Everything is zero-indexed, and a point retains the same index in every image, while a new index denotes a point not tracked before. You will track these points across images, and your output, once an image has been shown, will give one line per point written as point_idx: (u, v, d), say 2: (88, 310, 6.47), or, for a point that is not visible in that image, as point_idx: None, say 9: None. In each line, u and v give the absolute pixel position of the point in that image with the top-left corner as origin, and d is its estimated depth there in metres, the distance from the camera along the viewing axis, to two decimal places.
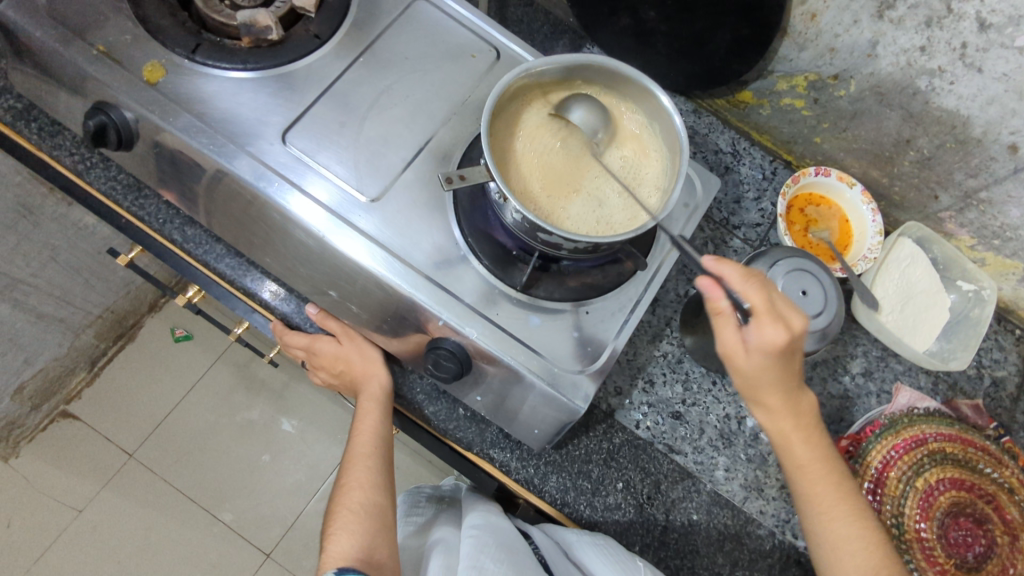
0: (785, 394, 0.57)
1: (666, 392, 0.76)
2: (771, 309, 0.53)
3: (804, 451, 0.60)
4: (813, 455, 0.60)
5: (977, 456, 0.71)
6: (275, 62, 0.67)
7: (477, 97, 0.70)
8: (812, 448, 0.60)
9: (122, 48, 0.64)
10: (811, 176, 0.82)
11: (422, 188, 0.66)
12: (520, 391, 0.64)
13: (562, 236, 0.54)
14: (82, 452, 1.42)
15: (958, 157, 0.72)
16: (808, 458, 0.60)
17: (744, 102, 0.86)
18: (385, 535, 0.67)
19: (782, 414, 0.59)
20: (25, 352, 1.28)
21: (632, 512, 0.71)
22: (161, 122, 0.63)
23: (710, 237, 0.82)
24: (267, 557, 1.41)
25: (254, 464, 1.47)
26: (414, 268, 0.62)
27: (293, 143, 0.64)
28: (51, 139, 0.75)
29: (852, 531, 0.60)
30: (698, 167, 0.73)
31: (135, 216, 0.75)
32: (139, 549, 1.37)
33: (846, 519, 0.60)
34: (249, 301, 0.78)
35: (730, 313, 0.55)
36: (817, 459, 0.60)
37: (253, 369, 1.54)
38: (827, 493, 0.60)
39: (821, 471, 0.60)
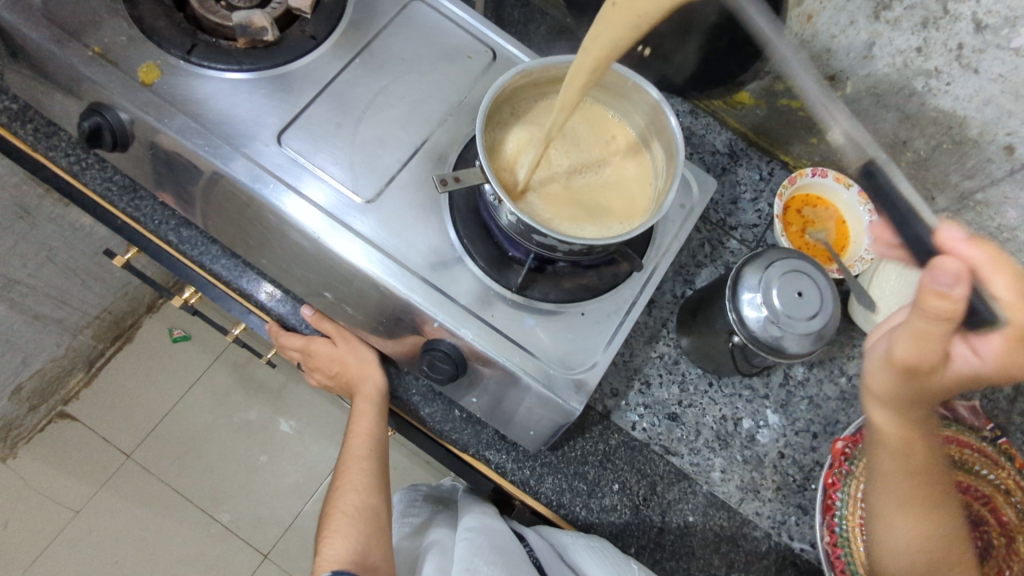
0: (894, 406, 0.58)
1: (662, 394, 0.76)
2: (1008, 341, 0.50)
3: (894, 457, 0.61)
4: (908, 459, 0.61)
5: (973, 458, 0.71)
6: (271, 63, 0.67)
7: (473, 98, 0.70)
8: (903, 456, 0.61)
9: (118, 49, 0.64)
10: (807, 177, 0.82)
11: (418, 189, 0.66)
12: (516, 393, 0.64)
13: (557, 239, 0.54)
14: (80, 453, 1.41)
15: (955, 158, 0.72)
16: (912, 464, 0.61)
17: (741, 103, 0.86)
18: (380, 537, 0.67)
19: (903, 421, 0.59)
20: (23, 352, 1.28)
21: (628, 513, 0.71)
22: (156, 123, 0.63)
23: (707, 238, 0.82)
24: (265, 558, 1.41)
25: (252, 464, 1.47)
26: (410, 269, 0.62)
27: (289, 144, 0.64)
28: (46, 139, 0.74)
29: (921, 539, 0.62)
30: (694, 168, 0.73)
31: (131, 217, 0.75)
32: (137, 549, 1.37)
33: (918, 521, 0.62)
34: (245, 302, 0.78)
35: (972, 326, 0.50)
36: (916, 464, 0.61)
37: (251, 369, 1.54)
38: (916, 499, 0.62)
39: (919, 478, 0.61)
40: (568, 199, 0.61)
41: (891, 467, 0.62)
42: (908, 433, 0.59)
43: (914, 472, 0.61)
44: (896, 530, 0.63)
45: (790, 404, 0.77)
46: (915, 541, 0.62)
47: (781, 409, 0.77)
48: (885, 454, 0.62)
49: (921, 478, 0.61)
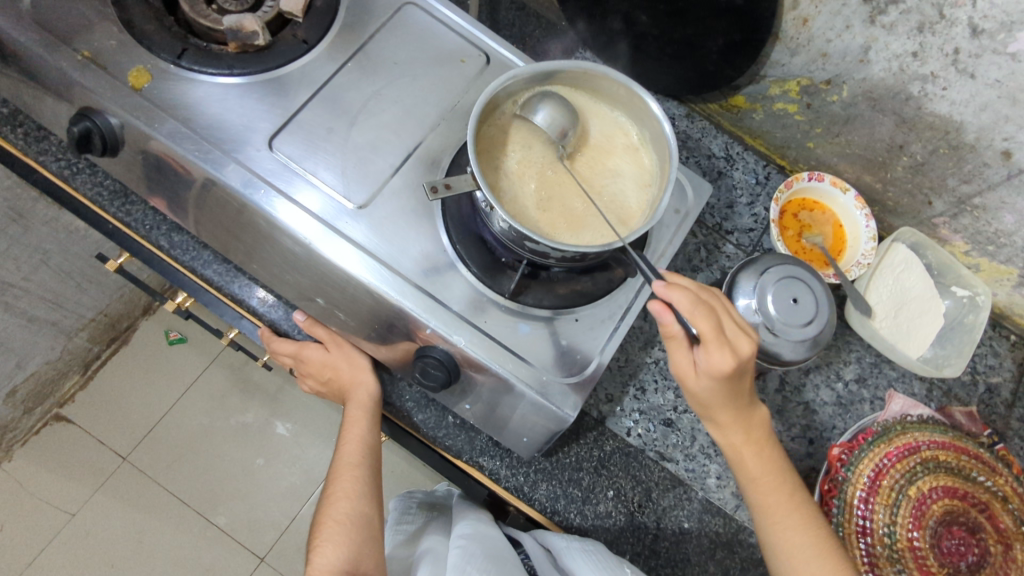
0: (737, 420, 0.62)
1: (657, 399, 0.75)
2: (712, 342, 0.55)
3: (755, 464, 0.63)
4: (771, 469, 0.63)
5: (970, 465, 0.70)
6: (263, 67, 0.66)
7: (466, 103, 0.69)
8: (765, 464, 0.63)
9: (107, 54, 0.63)
10: (804, 182, 0.81)
11: (410, 194, 0.65)
12: (510, 400, 0.64)
13: (549, 245, 0.54)
14: (75, 456, 1.41)
15: (951, 163, 0.72)
16: (759, 469, 0.63)
17: (737, 106, 0.85)
18: (371, 546, 0.66)
19: (732, 429, 0.62)
20: (17, 356, 1.27)
21: (623, 520, 0.71)
22: (147, 128, 0.62)
23: (703, 242, 0.82)
24: (261, 561, 1.41)
25: (248, 467, 1.46)
26: (402, 275, 0.62)
27: (280, 149, 0.64)
28: (37, 144, 0.74)
29: (801, 540, 0.61)
30: (690, 173, 0.72)
31: (122, 222, 0.74)
32: (132, 553, 1.37)
33: (789, 522, 0.62)
34: (238, 307, 0.77)
35: (680, 339, 0.56)
36: (768, 472, 0.63)
37: (247, 372, 1.53)
38: (778, 504, 0.62)
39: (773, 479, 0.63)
40: (562, 206, 0.61)
41: (750, 480, 0.63)
42: (738, 441, 0.62)
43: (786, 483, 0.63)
44: (787, 543, 0.61)
45: (786, 410, 0.77)
46: (808, 548, 0.60)
47: (777, 415, 0.76)
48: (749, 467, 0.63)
49: (774, 480, 0.63)
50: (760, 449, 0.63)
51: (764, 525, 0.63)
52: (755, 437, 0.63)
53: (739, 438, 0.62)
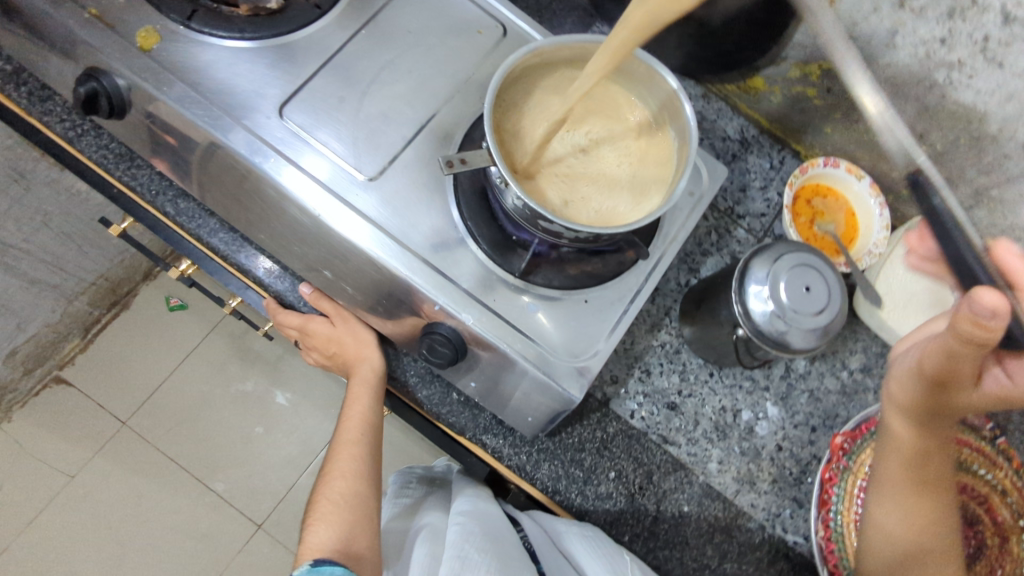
0: (913, 418, 0.63)
1: (662, 383, 0.75)
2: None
3: (913, 463, 0.64)
4: (932, 482, 0.65)
5: (972, 457, 0.71)
6: (274, 31, 0.64)
7: (481, 76, 0.68)
8: (922, 492, 0.65)
9: (115, 12, 0.62)
10: (820, 167, 0.80)
11: (422, 168, 0.64)
12: (513, 377, 0.64)
13: (562, 226, 0.53)
14: (75, 418, 1.41)
15: (971, 154, 0.70)
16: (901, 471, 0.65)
17: (755, 89, 0.84)
18: (365, 525, 0.65)
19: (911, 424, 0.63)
20: (18, 318, 1.27)
21: (623, 501, 0.71)
22: (155, 92, 0.60)
23: (714, 226, 0.81)
24: (258, 528, 1.42)
25: (247, 435, 1.47)
26: (412, 251, 0.61)
27: (291, 118, 0.62)
28: (41, 103, 0.72)
29: (894, 527, 0.66)
30: (706, 155, 0.71)
31: (126, 185, 0.73)
32: (130, 515, 1.38)
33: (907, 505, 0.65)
34: (243, 276, 0.76)
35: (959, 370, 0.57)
36: (930, 473, 0.65)
37: (248, 341, 1.53)
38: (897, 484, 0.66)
39: (908, 457, 0.65)
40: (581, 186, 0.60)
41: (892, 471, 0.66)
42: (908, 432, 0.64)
43: (935, 506, 0.65)
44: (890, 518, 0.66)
45: (791, 396, 0.77)
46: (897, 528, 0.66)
47: (780, 402, 0.76)
48: (894, 456, 0.66)
49: (897, 470, 0.66)
50: (923, 452, 0.64)
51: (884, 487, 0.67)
52: (925, 445, 0.64)
53: (907, 437, 0.64)
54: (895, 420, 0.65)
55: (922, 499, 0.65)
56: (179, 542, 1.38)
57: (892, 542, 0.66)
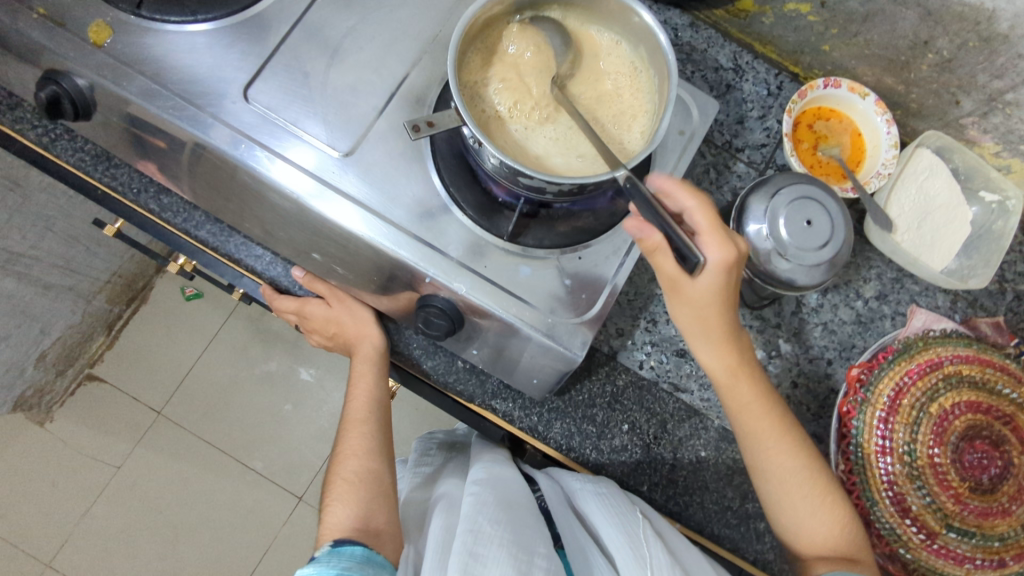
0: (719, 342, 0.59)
1: (670, 330, 0.73)
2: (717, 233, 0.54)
3: (737, 383, 0.61)
4: (761, 411, 0.62)
5: (995, 377, 0.68)
6: (229, 10, 0.62)
7: (449, 32, 0.65)
8: (761, 419, 0.62)
9: (63, 9, 0.60)
10: (820, 89, 0.75)
11: (397, 137, 0.62)
12: (517, 342, 0.62)
13: (545, 179, 0.51)
14: (111, 413, 1.46)
15: (982, 57, 0.66)
16: (743, 399, 0.62)
17: (745, 11, 0.78)
18: (381, 501, 0.66)
19: (724, 353, 0.60)
20: (40, 323, 1.30)
21: (639, 452, 0.71)
22: (116, 88, 0.59)
23: (712, 163, 0.77)
24: (300, 500, 1.47)
25: (277, 414, 1.50)
26: (396, 225, 0.59)
27: (257, 100, 0.60)
28: (11, 111, 0.71)
29: (789, 469, 0.63)
30: (694, 90, 0.68)
31: (108, 186, 0.73)
32: (178, 499, 1.44)
33: (780, 452, 0.63)
34: (236, 266, 0.76)
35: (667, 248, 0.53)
36: (754, 397, 0.62)
37: (267, 321, 1.54)
38: (764, 432, 0.62)
39: (757, 409, 0.62)
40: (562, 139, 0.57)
41: (733, 409, 0.63)
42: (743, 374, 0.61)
43: (789, 433, 0.63)
44: (780, 468, 0.63)
45: (803, 331, 0.75)
46: (800, 472, 0.62)
47: (794, 337, 0.75)
48: (732, 389, 0.62)
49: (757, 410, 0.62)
50: (743, 374, 0.61)
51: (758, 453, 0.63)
52: (732, 366, 0.61)
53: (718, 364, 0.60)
54: (710, 355, 0.60)
55: (766, 428, 0.62)
56: (227, 520, 1.44)
57: (800, 494, 0.63)
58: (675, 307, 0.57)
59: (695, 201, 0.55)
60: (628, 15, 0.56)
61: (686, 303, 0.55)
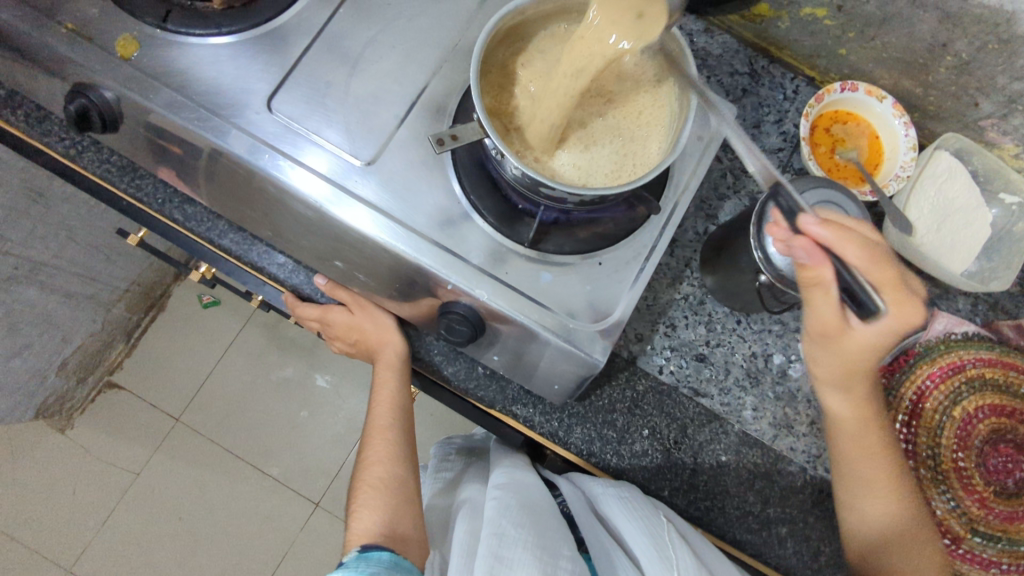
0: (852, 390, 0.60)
1: (689, 335, 0.74)
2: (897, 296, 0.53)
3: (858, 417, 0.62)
4: (878, 447, 0.63)
5: (1019, 380, 0.68)
6: (252, 23, 0.63)
7: (468, 41, 0.65)
8: (876, 459, 0.63)
9: (92, 24, 0.61)
10: (836, 93, 0.75)
11: (419, 146, 0.62)
12: (537, 348, 0.63)
13: (565, 191, 0.51)
14: (131, 420, 1.47)
15: (1001, 59, 0.66)
16: (868, 447, 0.63)
17: (761, 16, 0.78)
18: (406, 507, 0.67)
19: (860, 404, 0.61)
20: (62, 331, 1.32)
21: (659, 457, 0.71)
22: (143, 101, 0.60)
23: (729, 167, 0.78)
24: (317, 506, 1.48)
25: (294, 420, 1.51)
26: (418, 233, 0.60)
27: (280, 110, 0.61)
28: (39, 124, 0.73)
29: (887, 513, 0.63)
30: (711, 96, 0.68)
31: (134, 197, 0.74)
32: (197, 505, 1.45)
33: (886, 497, 0.64)
34: (259, 274, 0.77)
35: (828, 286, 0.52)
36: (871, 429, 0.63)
37: (282, 328, 1.55)
38: (875, 479, 0.63)
39: (875, 459, 0.63)
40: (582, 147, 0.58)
41: (844, 445, 0.64)
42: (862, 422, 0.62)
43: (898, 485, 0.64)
44: (874, 510, 0.64)
45: None
46: (891, 521, 0.63)
47: None
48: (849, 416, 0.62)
49: (875, 459, 0.63)
50: (868, 426, 0.62)
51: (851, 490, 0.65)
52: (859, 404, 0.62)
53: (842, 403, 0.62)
54: (838, 404, 0.62)
55: (879, 474, 0.63)
56: (245, 526, 1.45)
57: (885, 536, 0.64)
58: (816, 351, 0.59)
59: (863, 258, 0.53)
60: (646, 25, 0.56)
61: (839, 351, 0.56)
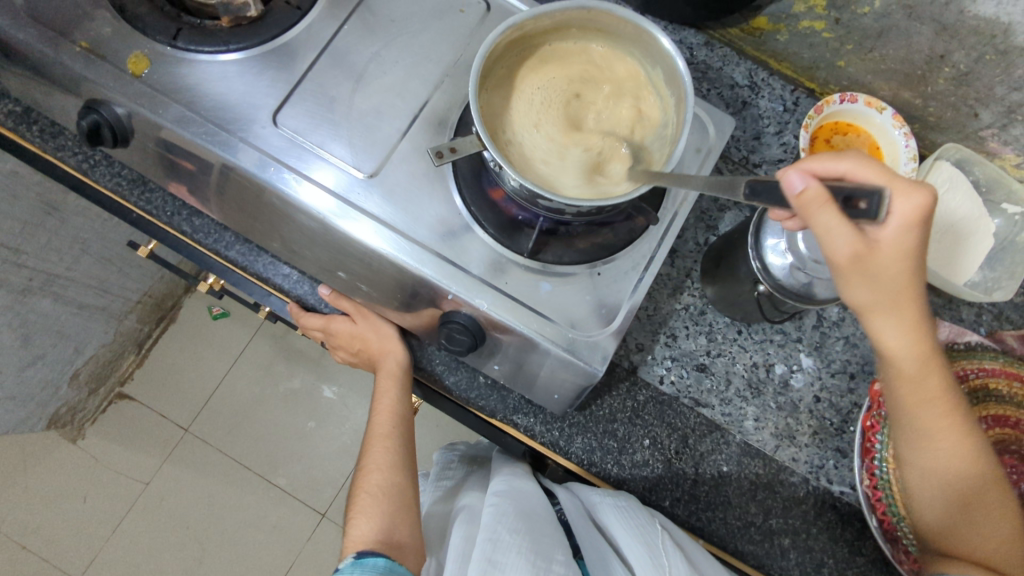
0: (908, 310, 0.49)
1: (689, 345, 0.74)
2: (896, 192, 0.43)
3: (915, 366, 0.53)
4: (940, 402, 0.56)
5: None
6: (259, 40, 0.64)
7: (469, 56, 0.67)
8: (925, 407, 0.56)
9: (104, 42, 0.63)
10: (836, 104, 0.76)
11: (419, 158, 0.64)
12: (537, 357, 0.63)
13: (562, 202, 0.52)
14: (140, 430, 1.49)
15: (999, 70, 0.67)
16: (920, 392, 0.55)
17: (759, 29, 0.79)
18: (403, 514, 0.67)
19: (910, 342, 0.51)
20: (74, 342, 1.34)
21: (660, 467, 0.71)
22: (153, 116, 0.62)
23: (729, 179, 0.78)
24: (323, 517, 1.48)
25: (301, 431, 1.52)
26: (419, 244, 0.61)
27: (285, 125, 0.63)
28: (53, 139, 0.75)
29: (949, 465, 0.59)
30: (709, 107, 0.69)
31: (144, 210, 0.76)
32: (204, 515, 1.46)
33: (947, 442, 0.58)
34: (264, 285, 0.78)
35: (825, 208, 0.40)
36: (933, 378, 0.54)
37: (290, 340, 1.57)
38: (928, 422, 0.57)
39: (931, 405, 0.56)
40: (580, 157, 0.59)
41: (908, 401, 0.57)
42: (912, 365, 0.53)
43: (953, 428, 0.58)
44: (933, 460, 0.59)
45: (826, 345, 0.75)
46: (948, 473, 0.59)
47: (815, 352, 0.75)
48: (904, 367, 0.53)
49: (924, 401, 0.56)
50: (923, 364, 0.53)
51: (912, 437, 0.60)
52: (923, 351, 0.52)
53: (900, 347, 0.51)
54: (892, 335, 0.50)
55: (932, 423, 0.57)
56: (251, 536, 1.46)
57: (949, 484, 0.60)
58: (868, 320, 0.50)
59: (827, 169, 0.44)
60: (645, 37, 0.57)
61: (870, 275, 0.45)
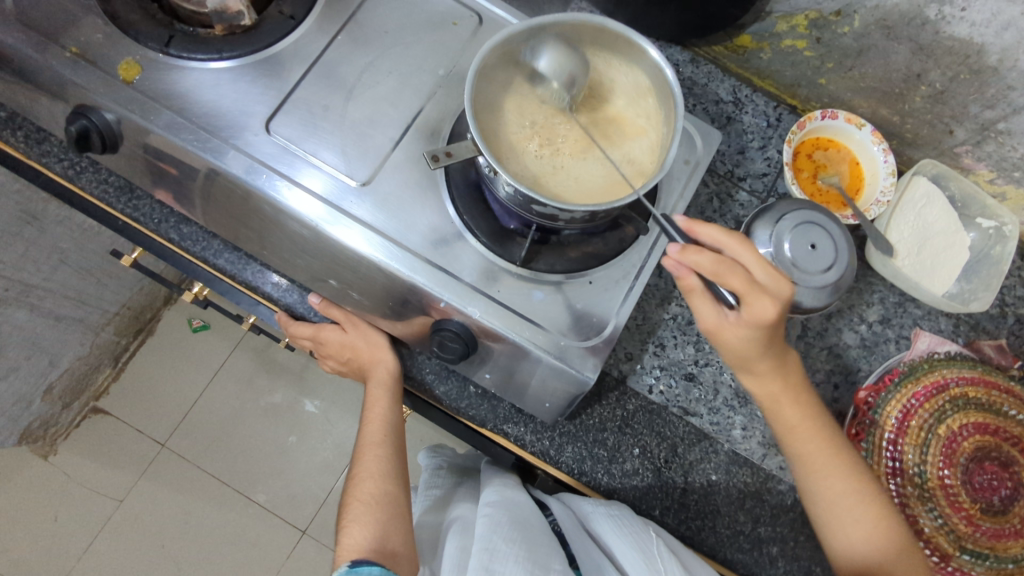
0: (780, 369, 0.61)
1: (678, 355, 0.75)
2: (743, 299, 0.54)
3: (789, 414, 0.63)
4: (816, 428, 0.64)
5: (1001, 399, 0.69)
6: (252, 48, 0.64)
7: (462, 68, 0.68)
8: (807, 435, 0.64)
9: (95, 48, 0.62)
10: (818, 120, 0.78)
11: (413, 167, 0.64)
12: (528, 365, 0.63)
13: (557, 208, 0.52)
14: (115, 445, 1.45)
15: (973, 88, 0.69)
16: (789, 422, 0.64)
17: (743, 47, 0.81)
18: (397, 523, 0.67)
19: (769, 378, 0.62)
20: (49, 354, 1.31)
21: (650, 476, 0.71)
22: (144, 122, 0.61)
23: (715, 192, 0.80)
24: (303, 534, 1.46)
25: (282, 446, 1.50)
26: (412, 251, 0.61)
27: (278, 132, 0.63)
28: (38, 145, 0.74)
29: (845, 493, 0.64)
30: (698, 122, 0.70)
31: (130, 217, 0.75)
32: (180, 533, 1.42)
33: (829, 475, 0.64)
34: (252, 293, 0.78)
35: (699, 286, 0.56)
36: (810, 423, 0.64)
37: (272, 353, 1.54)
38: (812, 454, 0.64)
39: (805, 435, 0.64)
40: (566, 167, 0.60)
41: (786, 426, 0.64)
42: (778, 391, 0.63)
43: (839, 455, 0.64)
44: (828, 492, 0.64)
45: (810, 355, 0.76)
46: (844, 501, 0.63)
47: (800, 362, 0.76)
48: (774, 419, 0.64)
49: (811, 433, 0.64)
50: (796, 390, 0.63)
51: (803, 475, 0.65)
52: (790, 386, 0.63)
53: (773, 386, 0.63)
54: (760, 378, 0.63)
55: (817, 452, 0.64)
56: (228, 554, 1.42)
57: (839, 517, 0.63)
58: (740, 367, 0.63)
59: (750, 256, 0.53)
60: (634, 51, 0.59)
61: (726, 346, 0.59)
